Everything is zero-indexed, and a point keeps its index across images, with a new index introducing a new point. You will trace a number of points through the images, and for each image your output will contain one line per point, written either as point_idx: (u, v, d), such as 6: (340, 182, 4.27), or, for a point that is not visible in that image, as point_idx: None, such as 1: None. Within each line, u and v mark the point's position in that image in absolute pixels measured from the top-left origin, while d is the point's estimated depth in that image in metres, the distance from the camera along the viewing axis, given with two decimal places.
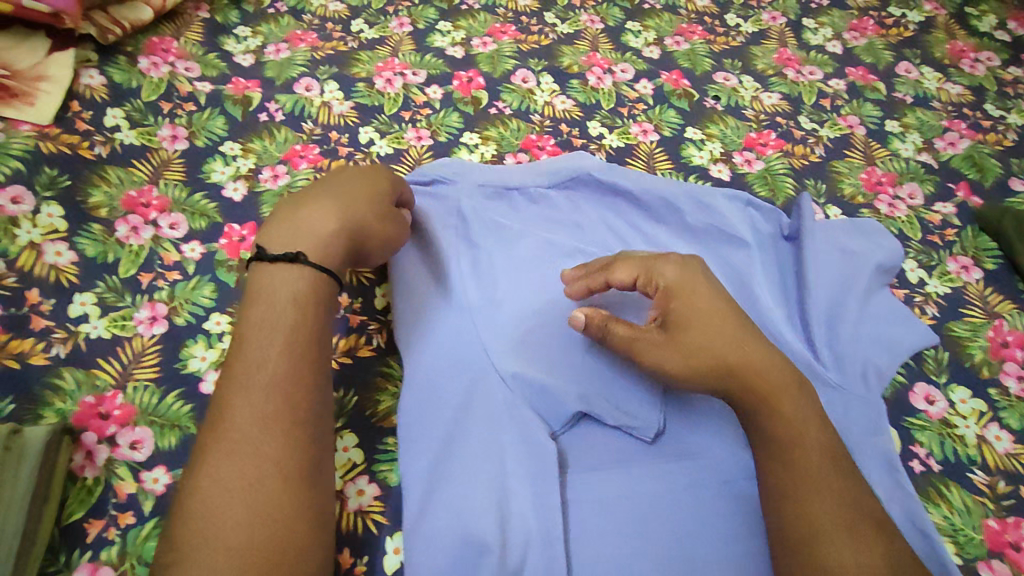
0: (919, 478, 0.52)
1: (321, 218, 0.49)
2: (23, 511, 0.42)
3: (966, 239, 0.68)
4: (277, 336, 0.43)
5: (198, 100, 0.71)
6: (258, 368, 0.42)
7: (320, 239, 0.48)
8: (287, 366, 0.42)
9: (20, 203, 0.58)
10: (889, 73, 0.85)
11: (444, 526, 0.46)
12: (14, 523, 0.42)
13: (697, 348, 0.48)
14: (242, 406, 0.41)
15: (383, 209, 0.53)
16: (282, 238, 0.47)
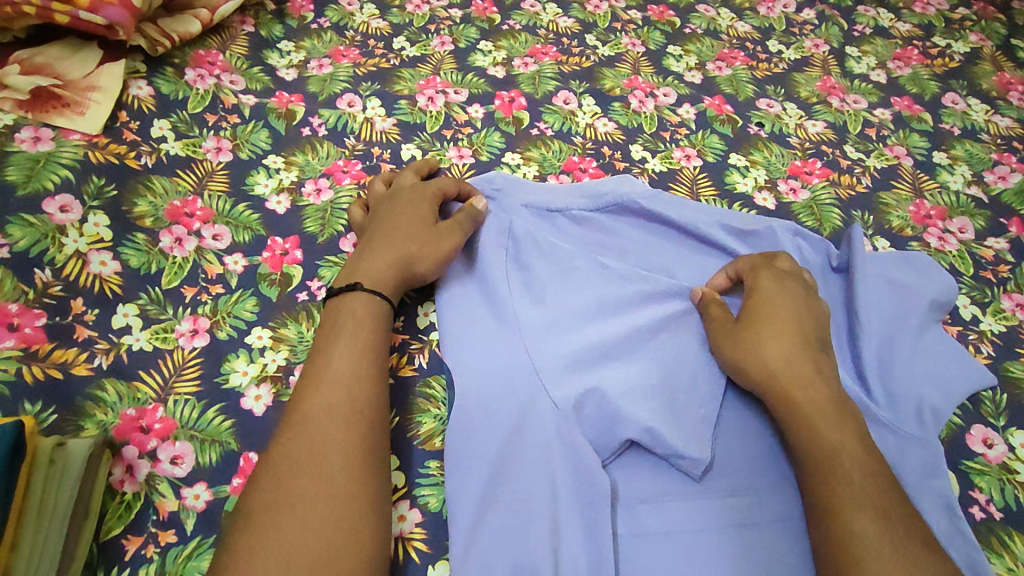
0: (979, 525, 0.50)
1: (374, 253, 0.56)
2: (62, 529, 0.42)
3: (1020, 276, 0.66)
4: (342, 341, 0.50)
5: (242, 113, 0.71)
6: (328, 367, 0.48)
7: (373, 271, 0.54)
8: (354, 365, 0.48)
9: (67, 211, 0.58)
10: (935, 104, 0.83)
11: (493, 553, 0.46)
12: (55, 540, 0.42)
13: (763, 341, 0.52)
14: (313, 397, 0.46)
15: (428, 230, 0.57)
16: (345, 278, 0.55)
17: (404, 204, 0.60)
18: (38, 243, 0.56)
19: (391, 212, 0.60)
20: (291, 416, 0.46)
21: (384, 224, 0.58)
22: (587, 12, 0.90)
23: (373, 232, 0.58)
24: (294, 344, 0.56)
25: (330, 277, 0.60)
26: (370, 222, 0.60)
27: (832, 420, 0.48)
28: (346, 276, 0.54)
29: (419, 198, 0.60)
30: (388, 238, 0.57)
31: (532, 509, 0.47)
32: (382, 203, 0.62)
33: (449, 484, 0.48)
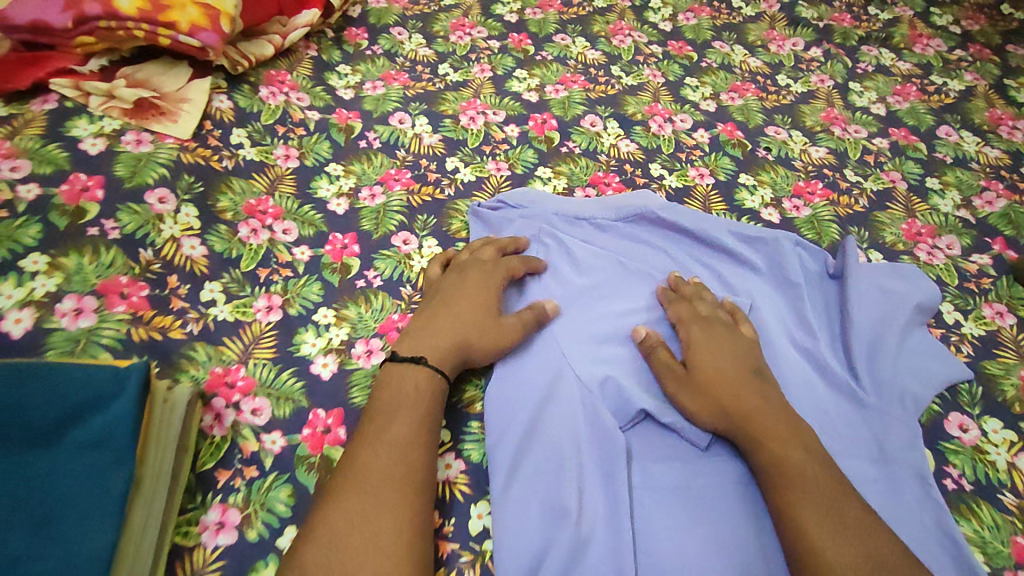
0: (951, 495, 0.57)
1: (441, 327, 0.58)
2: (170, 452, 0.51)
3: (1000, 288, 0.74)
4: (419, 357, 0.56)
5: (308, 126, 0.81)
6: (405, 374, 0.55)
7: (437, 348, 0.57)
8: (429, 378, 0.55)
9: (164, 202, 0.68)
10: (929, 135, 0.92)
11: (526, 496, 0.53)
12: (165, 460, 0.50)
13: (699, 387, 0.57)
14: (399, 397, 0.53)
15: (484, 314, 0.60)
16: (408, 345, 0.57)
17: (472, 279, 0.62)
18: (141, 227, 0.65)
19: (459, 285, 0.62)
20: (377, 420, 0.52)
21: (452, 300, 0.60)
22: (612, 46, 1.00)
23: (442, 304, 0.61)
24: (354, 323, 0.65)
25: (385, 268, 0.69)
26: (440, 292, 0.62)
27: (775, 436, 0.53)
28: (412, 346, 0.57)
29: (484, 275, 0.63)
30: (456, 317, 0.59)
31: (556, 463, 0.54)
32: (452, 274, 0.64)
33: (488, 442, 0.56)
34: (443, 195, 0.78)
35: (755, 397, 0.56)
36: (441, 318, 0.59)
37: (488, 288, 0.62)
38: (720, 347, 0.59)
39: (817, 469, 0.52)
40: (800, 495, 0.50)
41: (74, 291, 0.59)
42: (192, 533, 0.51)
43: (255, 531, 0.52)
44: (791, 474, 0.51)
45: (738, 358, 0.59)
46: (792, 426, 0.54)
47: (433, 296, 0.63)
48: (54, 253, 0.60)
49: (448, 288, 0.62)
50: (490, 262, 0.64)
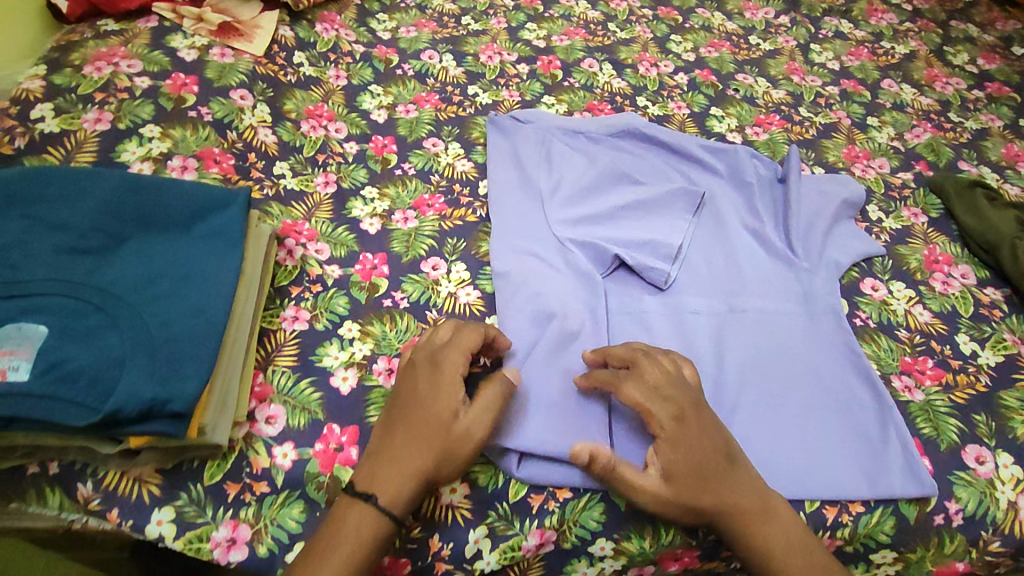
0: (859, 327, 0.73)
1: (394, 446, 0.54)
2: (261, 253, 0.66)
3: (918, 196, 0.90)
4: (387, 463, 0.53)
5: (354, 56, 0.98)
6: (375, 471, 0.53)
7: (388, 475, 0.53)
8: (395, 479, 0.52)
9: (244, 99, 0.84)
10: (874, 86, 1.09)
11: (521, 311, 0.69)
12: (258, 257, 0.66)
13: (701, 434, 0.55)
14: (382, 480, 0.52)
15: (434, 435, 0.54)
16: (367, 473, 0.53)
17: (421, 378, 0.57)
18: (228, 115, 0.82)
19: (410, 388, 0.57)
20: (373, 476, 0.53)
21: (400, 413, 0.56)
22: (610, 9, 1.16)
23: (393, 416, 0.56)
24: (393, 198, 0.82)
25: (417, 162, 0.86)
26: (391, 398, 0.58)
27: (756, 521, 0.55)
28: (365, 475, 0.53)
29: (435, 379, 0.56)
30: (406, 430, 0.54)
31: (545, 290, 0.70)
32: (404, 372, 0.58)
33: (493, 270, 0.73)
34: (465, 112, 0.94)
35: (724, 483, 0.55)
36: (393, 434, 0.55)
37: (438, 381, 0.56)
38: (696, 433, 0.55)
39: (798, 543, 0.55)
40: (773, 537, 0.55)
41: (180, 154, 0.76)
42: (275, 320, 0.66)
43: (322, 324, 0.67)
44: (777, 554, 0.54)
45: (709, 443, 0.55)
46: (763, 499, 0.56)
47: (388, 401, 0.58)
48: (165, 126, 0.77)
49: (400, 390, 0.57)
50: (438, 347, 0.58)
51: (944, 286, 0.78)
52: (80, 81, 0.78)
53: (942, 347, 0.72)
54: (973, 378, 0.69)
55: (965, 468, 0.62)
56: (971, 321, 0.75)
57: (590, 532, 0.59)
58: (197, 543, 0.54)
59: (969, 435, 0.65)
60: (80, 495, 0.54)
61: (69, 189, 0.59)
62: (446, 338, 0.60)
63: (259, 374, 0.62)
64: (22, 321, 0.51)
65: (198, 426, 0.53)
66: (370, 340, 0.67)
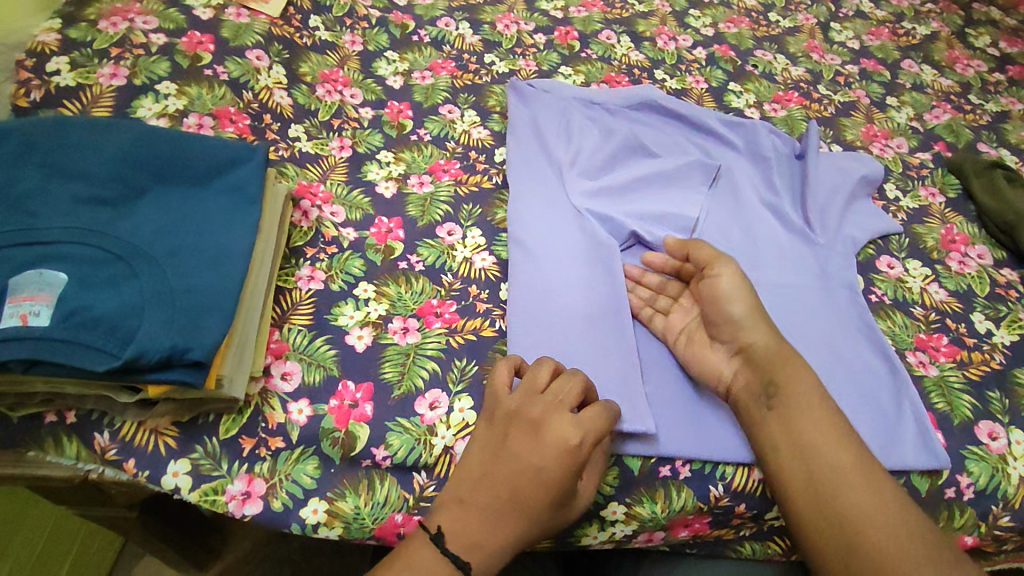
0: (874, 303, 0.72)
1: (499, 524, 0.49)
2: (278, 211, 0.66)
3: (936, 176, 0.89)
4: (482, 518, 0.50)
5: (370, 21, 0.97)
6: (469, 518, 0.50)
7: (494, 549, 0.49)
8: (492, 538, 0.49)
9: (261, 60, 0.84)
10: (894, 66, 1.07)
11: (532, 282, 0.68)
12: (275, 215, 0.65)
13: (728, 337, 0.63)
14: (467, 528, 0.49)
15: (533, 517, 0.50)
16: (456, 525, 0.49)
17: (552, 463, 0.50)
18: (244, 75, 0.81)
19: (533, 468, 0.50)
20: (462, 510, 0.50)
21: (517, 488, 0.50)
22: None
23: (508, 487, 0.50)
24: (409, 162, 0.81)
25: (434, 129, 0.85)
26: (500, 458, 0.51)
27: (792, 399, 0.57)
28: (462, 536, 0.49)
29: (550, 458, 0.50)
30: (517, 509, 0.49)
31: (559, 261, 0.70)
32: (526, 434, 0.52)
33: (509, 235, 0.73)
34: (481, 80, 0.93)
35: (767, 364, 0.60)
36: (499, 502, 0.50)
37: (569, 476, 0.50)
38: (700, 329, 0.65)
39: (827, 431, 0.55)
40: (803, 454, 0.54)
41: (196, 112, 0.76)
42: (291, 280, 0.66)
43: (337, 284, 0.67)
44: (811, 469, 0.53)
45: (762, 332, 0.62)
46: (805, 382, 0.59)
47: (494, 448, 0.52)
48: (181, 84, 0.77)
49: (517, 457, 0.51)
50: (572, 429, 0.51)
51: (960, 265, 0.78)
52: (96, 36, 0.77)
53: (957, 325, 0.71)
54: (987, 356, 0.69)
55: (977, 443, 0.63)
56: (987, 301, 0.74)
57: (604, 497, 0.59)
58: (212, 496, 0.54)
59: (982, 412, 0.65)
60: (97, 445, 0.55)
61: (86, 140, 0.58)
62: (578, 414, 0.53)
63: (275, 331, 0.62)
64: (42, 268, 0.51)
65: (215, 376, 0.52)
66: (386, 300, 0.67)
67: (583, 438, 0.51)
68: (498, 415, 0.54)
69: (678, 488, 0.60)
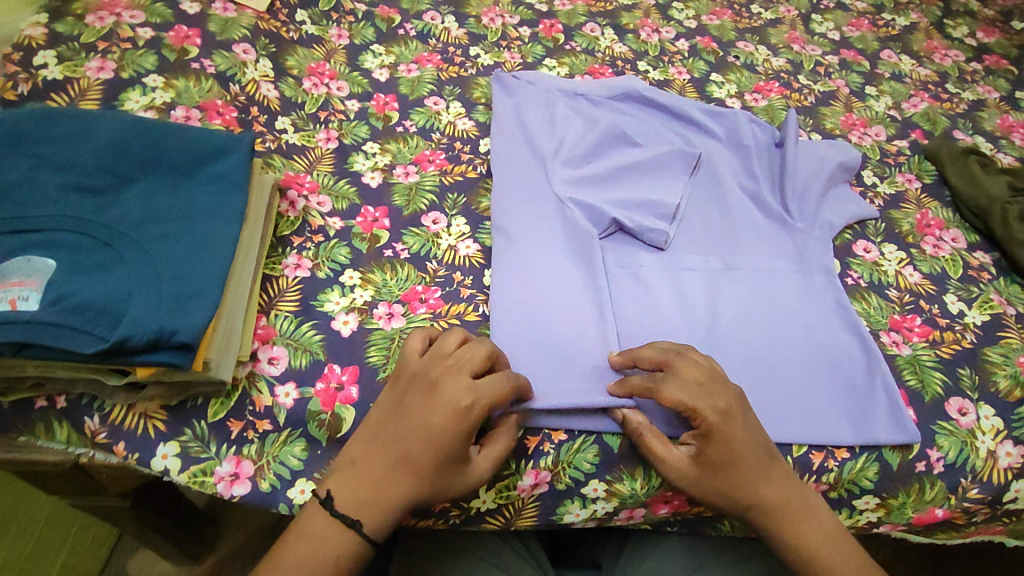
0: (850, 286, 0.74)
1: (386, 484, 0.52)
2: (263, 200, 0.67)
3: (912, 163, 0.91)
4: (368, 477, 0.52)
5: (356, 14, 0.98)
6: (360, 479, 0.52)
7: (380, 507, 0.52)
8: (374, 493, 0.52)
9: (248, 54, 0.85)
10: (874, 56, 1.09)
11: (514, 270, 0.70)
12: (260, 205, 0.66)
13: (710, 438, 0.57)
14: (354, 489, 0.52)
15: (418, 475, 0.52)
16: (346, 489, 0.52)
17: (439, 422, 0.52)
18: (231, 68, 0.82)
19: (423, 425, 0.52)
20: (353, 471, 0.53)
21: (403, 443, 0.52)
22: None
23: (398, 446, 0.52)
24: (395, 154, 0.82)
25: (419, 120, 0.87)
26: (396, 416, 0.54)
27: (761, 484, 0.56)
28: (347, 496, 0.52)
29: (439, 417, 0.52)
30: (401, 465, 0.52)
31: (540, 249, 0.72)
32: (422, 394, 0.54)
33: (492, 223, 0.74)
34: (467, 73, 0.95)
35: (720, 453, 0.55)
36: (386, 463, 0.52)
37: (456, 435, 0.52)
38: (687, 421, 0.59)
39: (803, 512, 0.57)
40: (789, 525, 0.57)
41: (183, 104, 0.77)
42: (278, 268, 0.67)
43: (324, 272, 0.68)
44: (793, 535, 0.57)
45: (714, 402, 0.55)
46: (765, 459, 0.57)
47: (391, 406, 0.55)
48: (168, 77, 0.78)
49: (402, 423, 0.53)
50: (463, 391, 0.53)
51: (935, 249, 0.80)
52: (83, 30, 0.78)
53: (930, 306, 0.73)
54: (959, 335, 0.71)
55: (947, 419, 0.65)
56: (959, 283, 0.76)
57: (584, 474, 0.61)
58: (202, 477, 0.55)
59: (953, 388, 0.67)
60: (88, 429, 0.56)
61: (73, 131, 0.59)
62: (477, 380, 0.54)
63: (262, 317, 0.63)
64: (30, 256, 0.52)
65: (202, 360, 0.53)
66: (371, 287, 0.68)
67: (474, 402, 0.52)
68: (402, 376, 0.56)
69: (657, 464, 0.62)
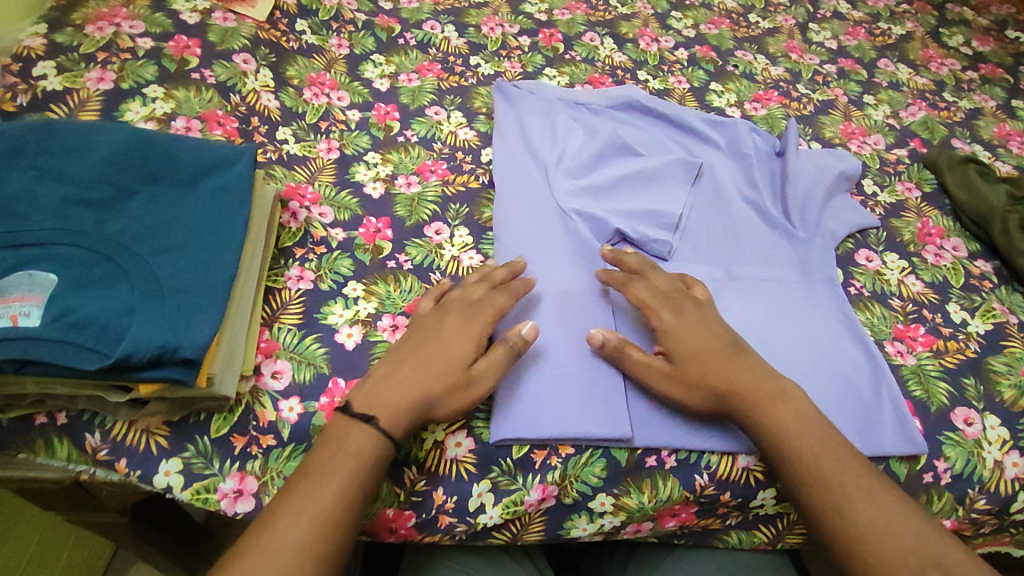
0: (852, 296, 0.74)
1: (403, 382, 0.56)
2: (267, 210, 0.67)
3: (912, 172, 0.91)
4: (386, 378, 0.56)
5: (357, 24, 0.98)
6: (378, 382, 0.56)
7: (396, 406, 0.54)
8: (391, 396, 0.55)
9: (248, 64, 0.85)
10: (871, 65, 1.10)
11: None
12: (263, 214, 0.66)
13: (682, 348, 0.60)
14: (366, 391, 0.55)
15: (437, 372, 0.56)
16: (365, 393, 0.55)
17: (454, 329, 0.59)
18: (231, 78, 0.82)
19: (439, 335, 0.59)
20: (369, 376, 0.57)
21: (424, 351, 0.58)
22: None
23: (417, 354, 0.58)
24: (397, 164, 0.82)
25: (420, 130, 0.87)
26: (416, 336, 0.60)
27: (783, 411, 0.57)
28: (365, 394, 0.55)
29: (451, 325, 0.59)
30: (421, 367, 0.57)
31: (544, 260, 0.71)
32: (436, 318, 0.61)
33: (495, 235, 0.74)
34: (467, 82, 0.95)
35: (687, 351, 0.60)
36: (406, 366, 0.57)
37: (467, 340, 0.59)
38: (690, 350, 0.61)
39: (818, 448, 0.56)
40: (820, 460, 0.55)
41: (184, 115, 0.76)
42: (280, 280, 0.67)
43: (327, 284, 0.68)
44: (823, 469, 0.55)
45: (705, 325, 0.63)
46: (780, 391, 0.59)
47: (409, 335, 0.60)
48: (168, 87, 0.77)
49: (424, 332, 0.59)
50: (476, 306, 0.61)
51: (936, 257, 0.80)
52: (83, 41, 0.78)
53: (933, 316, 0.73)
54: (962, 344, 0.71)
55: (953, 429, 0.65)
56: (962, 292, 0.76)
57: (592, 488, 0.60)
58: (205, 494, 0.55)
59: (958, 399, 0.67)
60: (89, 446, 0.55)
61: (76, 143, 0.59)
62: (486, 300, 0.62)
63: (265, 331, 0.63)
64: (32, 270, 0.51)
65: (206, 374, 0.53)
66: (375, 299, 0.68)
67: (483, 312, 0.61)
68: (416, 320, 0.63)
69: (664, 478, 0.61)
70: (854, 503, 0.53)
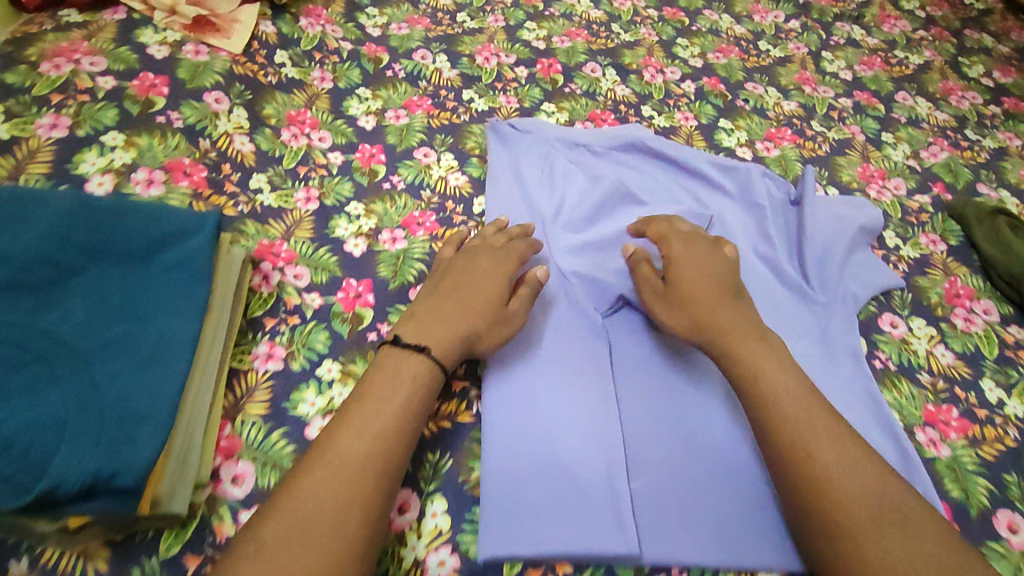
0: (877, 371, 0.68)
1: (445, 317, 0.58)
2: (232, 282, 0.60)
3: (936, 222, 0.85)
4: (429, 316, 0.58)
5: (341, 54, 0.91)
6: (424, 313, 0.58)
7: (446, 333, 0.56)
8: (443, 322, 0.57)
9: (220, 104, 0.78)
10: (888, 99, 1.03)
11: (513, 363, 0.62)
12: (228, 287, 0.59)
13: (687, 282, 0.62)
14: (418, 323, 0.57)
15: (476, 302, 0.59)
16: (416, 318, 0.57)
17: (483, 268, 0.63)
18: (201, 120, 0.76)
19: (470, 273, 0.62)
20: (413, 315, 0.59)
21: (458, 286, 0.61)
22: (614, 8, 1.10)
23: (451, 293, 0.60)
24: (381, 216, 0.75)
25: (407, 175, 0.80)
26: (444, 279, 0.62)
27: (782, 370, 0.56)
28: (415, 330, 0.56)
29: (482, 264, 0.63)
30: (459, 298, 0.59)
31: (540, 336, 0.64)
32: (462, 262, 0.64)
33: None
34: (459, 119, 0.88)
35: (689, 272, 0.62)
36: (446, 301, 0.59)
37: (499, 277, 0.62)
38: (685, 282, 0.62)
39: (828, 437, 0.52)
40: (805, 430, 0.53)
41: (146, 165, 0.69)
42: (245, 360, 0.60)
43: (298, 363, 0.61)
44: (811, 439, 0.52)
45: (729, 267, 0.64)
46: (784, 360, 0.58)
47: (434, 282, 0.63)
48: (129, 134, 0.70)
49: (459, 273, 0.62)
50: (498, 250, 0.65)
51: (966, 323, 0.74)
52: (35, 81, 0.71)
53: (967, 395, 0.67)
54: (999, 431, 0.65)
55: (998, 538, 0.58)
56: (995, 365, 0.70)
57: None
58: None
59: (999, 498, 0.61)
60: None
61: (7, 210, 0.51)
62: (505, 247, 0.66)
63: (226, 425, 0.56)
64: None
65: (151, 496, 0.46)
66: (353, 380, 0.61)
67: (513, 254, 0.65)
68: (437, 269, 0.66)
69: None
70: (834, 462, 0.51)
